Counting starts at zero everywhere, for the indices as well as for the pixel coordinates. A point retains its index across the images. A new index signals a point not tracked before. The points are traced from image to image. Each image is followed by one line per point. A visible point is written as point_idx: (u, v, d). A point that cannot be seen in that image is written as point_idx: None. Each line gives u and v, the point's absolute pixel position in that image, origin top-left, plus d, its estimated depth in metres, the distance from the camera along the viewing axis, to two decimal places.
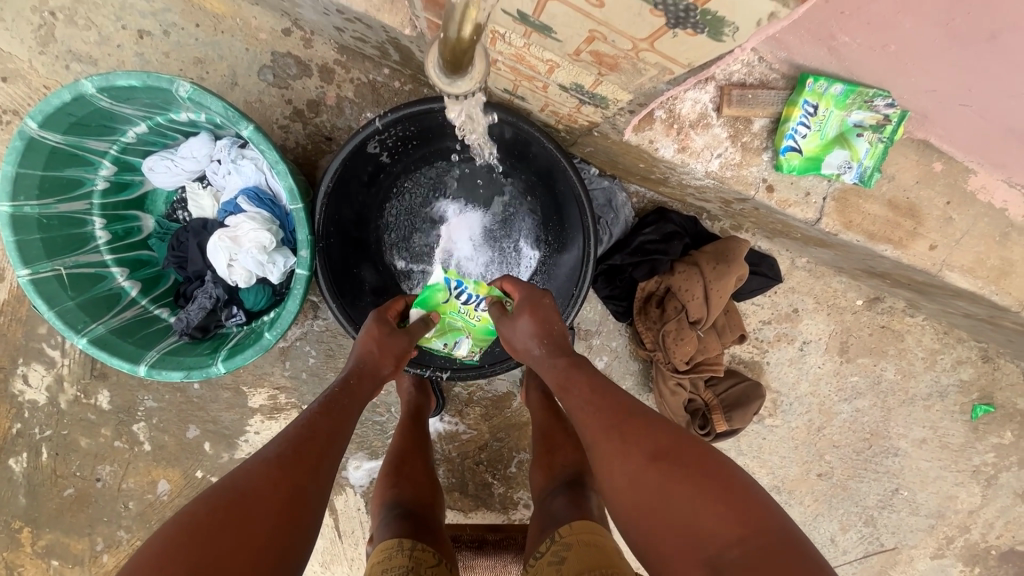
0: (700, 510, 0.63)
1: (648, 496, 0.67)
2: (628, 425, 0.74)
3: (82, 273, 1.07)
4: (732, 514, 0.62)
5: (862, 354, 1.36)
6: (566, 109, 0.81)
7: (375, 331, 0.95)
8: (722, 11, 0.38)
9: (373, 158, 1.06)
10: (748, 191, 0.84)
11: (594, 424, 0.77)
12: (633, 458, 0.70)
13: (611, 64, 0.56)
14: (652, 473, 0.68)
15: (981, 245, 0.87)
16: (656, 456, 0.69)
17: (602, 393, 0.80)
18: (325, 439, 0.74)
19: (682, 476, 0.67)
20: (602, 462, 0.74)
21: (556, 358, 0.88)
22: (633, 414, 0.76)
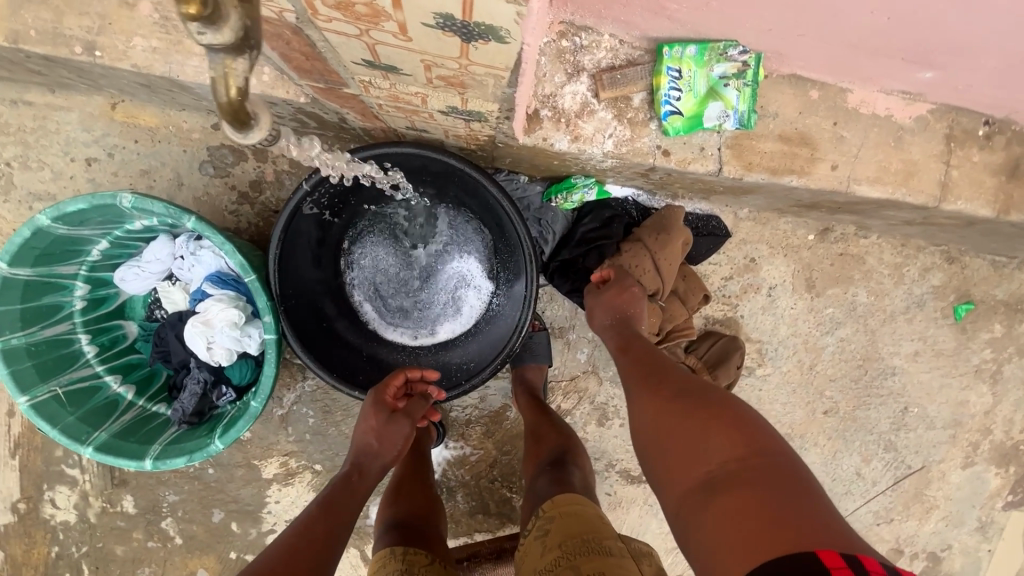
0: (711, 436, 0.81)
1: (673, 429, 0.86)
2: (668, 385, 0.95)
3: (77, 388, 1.15)
4: (736, 440, 0.79)
5: (830, 285, 1.39)
6: (462, 130, 0.88)
7: (372, 424, 1.06)
8: (489, 22, 0.44)
9: (314, 219, 1.13)
10: (648, 160, 0.90)
11: (641, 382, 0.99)
12: (668, 403, 0.90)
13: (461, 83, 0.63)
14: (679, 413, 0.87)
15: (879, 153, 0.92)
16: (688, 404, 0.88)
17: (652, 360, 1.02)
18: (324, 537, 0.83)
19: (703, 415, 0.85)
20: (642, 409, 0.95)
21: (614, 338, 1.12)
22: (670, 376, 0.97)
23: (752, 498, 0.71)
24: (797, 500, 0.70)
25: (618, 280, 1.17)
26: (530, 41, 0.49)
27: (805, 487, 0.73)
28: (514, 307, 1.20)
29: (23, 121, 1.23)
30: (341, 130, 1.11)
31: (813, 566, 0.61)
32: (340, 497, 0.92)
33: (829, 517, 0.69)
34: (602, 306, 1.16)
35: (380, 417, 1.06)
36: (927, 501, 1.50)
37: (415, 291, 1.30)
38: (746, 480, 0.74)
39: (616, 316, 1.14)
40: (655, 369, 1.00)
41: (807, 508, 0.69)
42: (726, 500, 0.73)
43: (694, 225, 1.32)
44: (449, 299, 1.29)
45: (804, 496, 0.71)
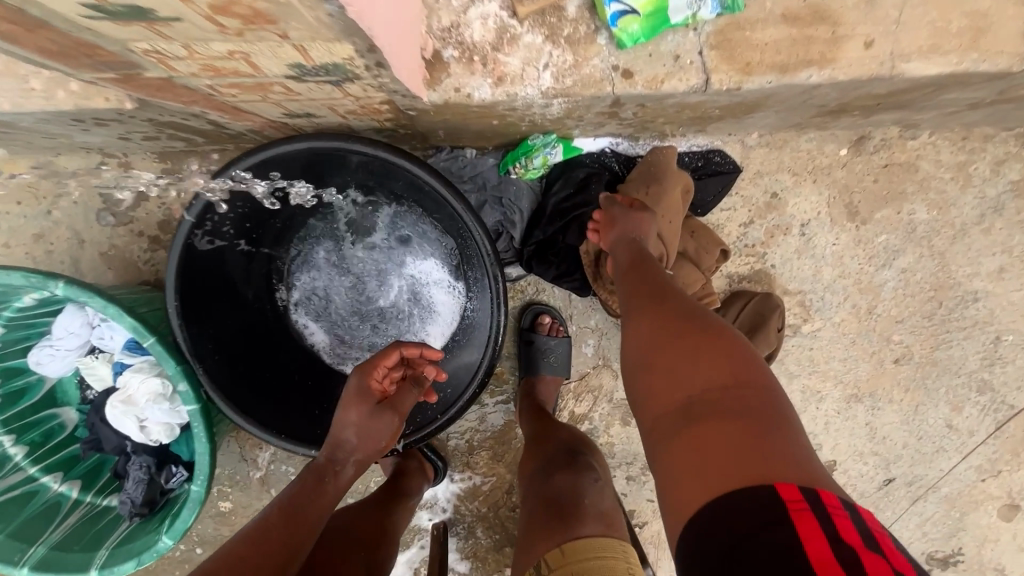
0: (698, 363, 0.64)
1: (661, 352, 0.68)
2: (669, 303, 0.74)
3: (8, 497, 0.99)
4: (728, 370, 0.62)
5: (878, 207, 1.11)
6: (349, 101, 0.66)
7: (358, 413, 0.86)
8: None
9: (220, 253, 0.91)
10: (604, 89, 0.67)
11: (635, 300, 0.78)
12: (667, 325, 0.70)
13: (262, 16, 0.40)
14: (674, 336, 0.68)
15: (929, 11, 0.65)
16: (688, 327, 0.68)
17: (650, 275, 0.81)
18: (285, 544, 0.71)
19: (706, 342, 0.65)
20: (632, 327, 0.75)
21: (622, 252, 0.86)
22: (667, 294, 0.76)
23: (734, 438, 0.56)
24: (784, 446, 0.55)
25: (638, 205, 0.90)
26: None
27: (794, 431, 0.58)
28: (486, 311, 0.96)
29: None
30: (232, 139, 0.90)
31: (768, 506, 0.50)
32: (305, 501, 0.78)
33: (812, 463, 0.56)
34: (620, 228, 0.88)
35: (363, 409, 0.86)
36: None
37: (371, 307, 1.09)
38: (729, 415, 0.58)
39: (636, 240, 0.87)
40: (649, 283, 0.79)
41: (790, 453, 0.55)
42: (702, 436, 0.59)
43: (692, 166, 1.06)
44: (412, 310, 1.08)
45: (794, 442, 0.57)
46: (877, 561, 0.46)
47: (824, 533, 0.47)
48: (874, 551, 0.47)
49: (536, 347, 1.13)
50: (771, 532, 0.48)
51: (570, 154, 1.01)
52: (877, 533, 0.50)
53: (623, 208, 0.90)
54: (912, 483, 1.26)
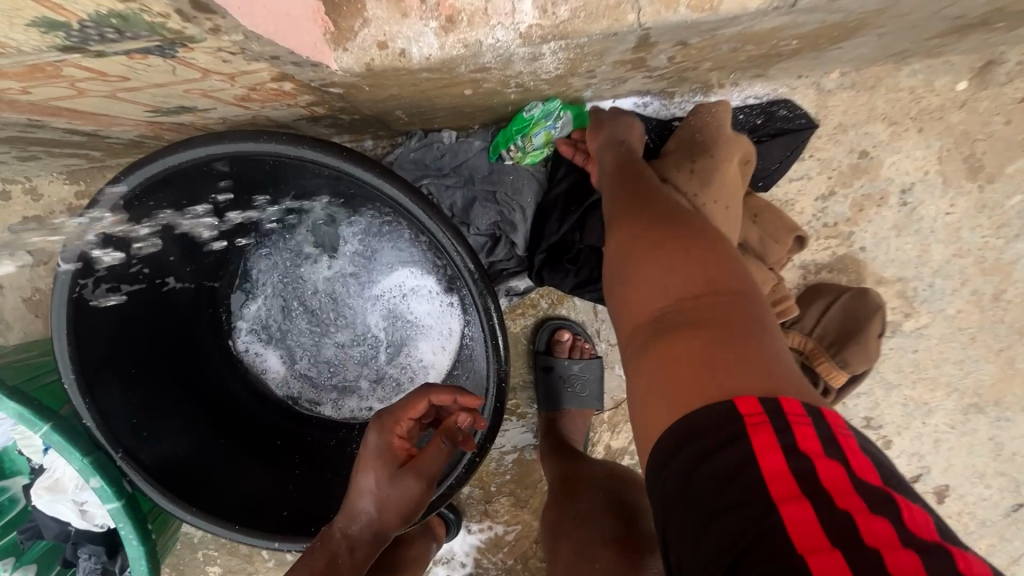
0: (663, 269, 0.47)
1: (617, 253, 0.52)
2: (632, 193, 0.56)
3: None
4: (691, 267, 0.46)
5: (1011, 158, 0.81)
6: (230, 83, 0.43)
7: (375, 483, 0.64)
8: None
9: (129, 300, 0.70)
10: (623, 21, 0.43)
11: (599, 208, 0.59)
12: (627, 221, 0.53)
13: None
14: (631, 233, 0.51)
15: None
16: (649, 218, 0.52)
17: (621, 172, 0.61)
18: None
19: (671, 236, 0.48)
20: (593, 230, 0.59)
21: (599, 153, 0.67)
22: (633, 189, 0.57)
23: (689, 350, 0.42)
24: (750, 350, 0.41)
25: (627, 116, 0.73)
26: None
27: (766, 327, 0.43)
28: (480, 345, 0.73)
29: None
30: (133, 147, 0.69)
31: (734, 434, 0.37)
32: None
33: (784, 359, 0.42)
34: (607, 125, 0.69)
35: (378, 474, 0.64)
36: None
37: (337, 336, 0.87)
38: (697, 326, 0.43)
39: (624, 136, 0.67)
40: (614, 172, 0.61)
41: (759, 358, 0.41)
42: (657, 353, 0.44)
43: (750, 125, 0.78)
44: (393, 340, 0.86)
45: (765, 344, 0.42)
46: (838, 475, 0.35)
47: (781, 449, 0.35)
48: (833, 461, 0.35)
49: (558, 376, 0.90)
50: (719, 460, 0.36)
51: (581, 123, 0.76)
52: (846, 435, 0.38)
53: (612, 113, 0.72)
54: None
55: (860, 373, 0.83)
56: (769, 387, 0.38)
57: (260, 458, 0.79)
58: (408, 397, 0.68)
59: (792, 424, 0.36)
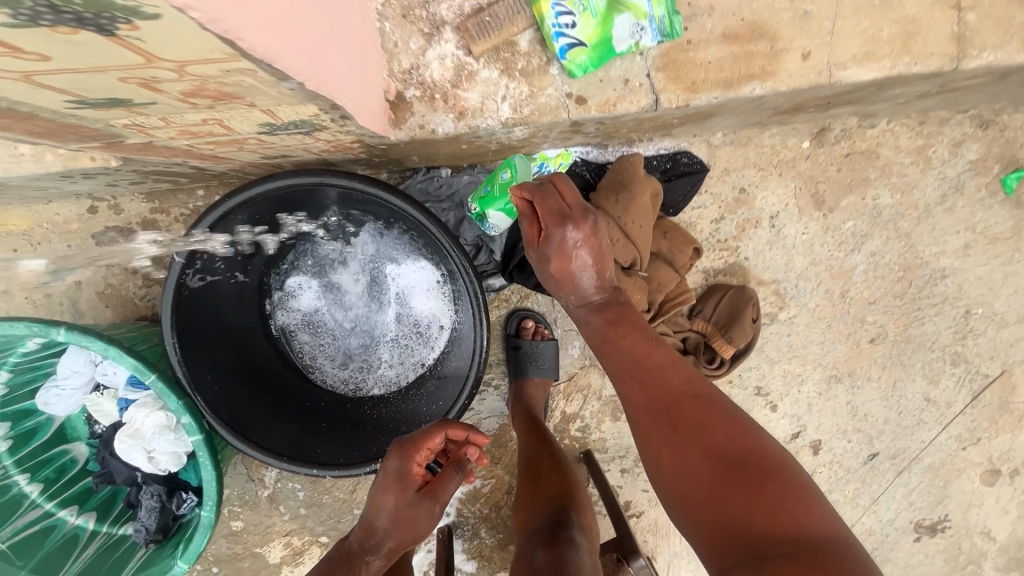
0: (751, 502, 0.59)
1: (691, 482, 0.64)
2: (681, 406, 0.70)
3: (27, 534, 1.04)
4: (776, 506, 0.58)
5: (843, 195, 1.15)
6: (321, 143, 0.69)
7: (397, 500, 0.91)
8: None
9: (210, 288, 0.95)
10: (561, 116, 0.73)
11: (659, 414, 0.70)
12: (689, 445, 0.66)
13: (222, 94, 0.44)
14: (700, 466, 0.64)
15: (861, 19, 0.70)
16: (711, 445, 0.65)
17: (673, 381, 0.73)
18: None
19: (735, 468, 0.62)
20: (647, 446, 0.71)
21: (592, 316, 0.83)
22: (694, 403, 0.70)
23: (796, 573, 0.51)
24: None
25: (550, 235, 0.79)
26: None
27: (852, 552, 0.55)
28: (467, 323, 0.99)
29: None
30: (216, 177, 0.94)
31: None
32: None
33: None
34: (561, 280, 0.83)
35: (403, 494, 0.91)
36: (1016, 409, 1.27)
37: (357, 325, 1.12)
38: (802, 559, 0.53)
39: (589, 282, 0.82)
40: (655, 377, 0.74)
41: None
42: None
43: (661, 168, 1.10)
44: (400, 323, 1.11)
45: (860, 569, 0.52)
46: None
47: None
48: None
49: (524, 352, 1.17)
50: None
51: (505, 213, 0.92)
52: None
53: (541, 249, 0.82)
54: (895, 455, 1.30)
55: (744, 349, 1.14)
56: None
57: (296, 417, 1.02)
58: (428, 430, 0.92)
59: None
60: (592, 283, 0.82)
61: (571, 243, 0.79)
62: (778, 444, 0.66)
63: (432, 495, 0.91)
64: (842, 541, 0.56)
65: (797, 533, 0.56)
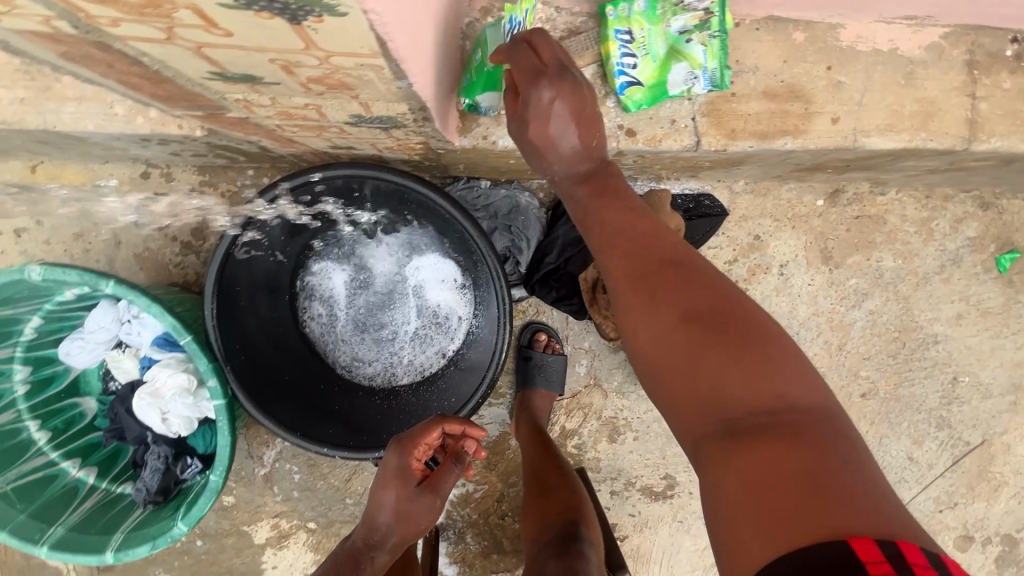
0: (732, 376, 0.57)
1: (670, 356, 0.61)
2: (662, 271, 0.64)
3: (29, 480, 1.05)
4: (759, 379, 0.56)
5: (850, 254, 1.23)
6: (390, 140, 0.76)
7: (397, 496, 0.94)
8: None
9: (251, 262, 0.99)
10: (611, 144, 0.80)
11: (636, 279, 0.65)
12: (672, 319, 0.61)
13: (340, 84, 0.50)
14: (679, 335, 0.60)
15: (887, 95, 0.78)
16: (692, 314, 0.61)
17: (652, 244, 0.66)
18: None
19: (721, 342, 0.58)
20: (622, 314, 0.66)
21: (575, 187, 0.72)
22: (674, 271, 0.64)
23: (776, 454, 0.52)
24: (832, 450, 0.52)
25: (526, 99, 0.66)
26: (378, 4, 0.33)
27: (833, 421, 0.55)
28: (488, 328, 1.04)
29: None
30: (273, 159, 1.00)
31: (836, 548, 0.45)
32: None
33: (865, 461, 0.53)
34: (542, 150, 0.70)
35: (404, 490, 0.94)
36: (993, 478, 1.33)
37: (379, 316, 1.16)
38: (783, 437, 0.53)
39: (575, 151, 0.70)
40: (639, 243, 0.66)
41: (843, 466, 0.51)
42: (746, 458, 0.53)
43: (685, 208, 1.17)
44: (421, 319, 1.15)
45: (838, 437, 0.53)
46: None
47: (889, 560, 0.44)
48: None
49: (533, 363, 1.22)
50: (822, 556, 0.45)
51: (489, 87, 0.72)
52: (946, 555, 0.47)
53: (519, 117, 0.69)
54: None
55: None
56: (860, 500, 0.48)
57: (312, 398, 1.06)
58: (426, 425, 0.95)
59: (904, 548, 0.45)
60: (577, 149, 0.70)
61: (547, 102, 0.66)
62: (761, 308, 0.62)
63: (432, 491, 0.94)
64: (819, 405, 0.57)
65: (777, 405, 0.55)
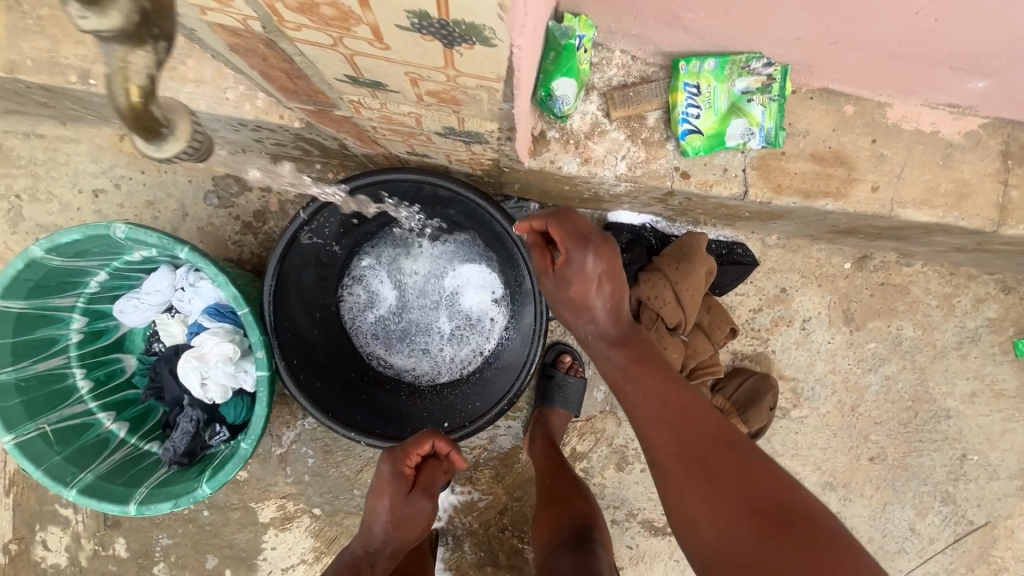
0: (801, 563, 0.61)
1: (734, 542, 0.66)
2: (716, 455, 0.72)
3: (67, 425, 1.10)
4: (828, 567, 0.60)
5: (871, 318, 1.27)
6: (465, 154, 0.83)
7: (390, 504, 0.96)
8: (477, 24, 0.38)
9: (313, 247, 1.06)
10: (665, 183, 0.87)
11: (692, 463, 0.73)
12: (724, 501, 0.68)
13: (452, 99, 0.57)
14: (740, 520, 0.66)
15: (925, 173, 0.85)
16: (750, 500, 0.67)
17: (703, 428, 0.75)
18: None
19: (776, 531, 0.64)
20: (680, 500, 0.72)
21: (612, 350, 0.86)
22: (728, 454, 0.72)
23: None
24: None
25: (571, 259, 0.83)
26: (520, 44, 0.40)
27: None
28: (521, 342, 1.10)
29: (35, 154, 1.23)
30: (344, 157, 1.08)
31: None
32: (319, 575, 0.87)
33: None
34: (579, 305, 0.85)
35: (397, 496, 0.96)
36: (994, 562, 1.33)
37: (415, 317, 1.22)
38: None
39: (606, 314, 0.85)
40: (690, 426, 0.76)
41: None
42: None
43: (719, 253, 1.23)
44: (455, 325, 1.21)
45: None
46: None
47: None
48: None
49: (555, 382, 1.26)
50: None
51: (566, 72, 0.75)
52: None
53: (561, 276, 0.86)
54: None
55: (754, 431, 1.23)
56: None
57: (343, 384, 1.12)
58: (416, 437, 0.98)
59: None
60: (608, 313, 0.85)
61: (590, 268, 0.82)
62: (809, 495, 0.69)
63: (424, 493, 0.98)
64: None
65: None
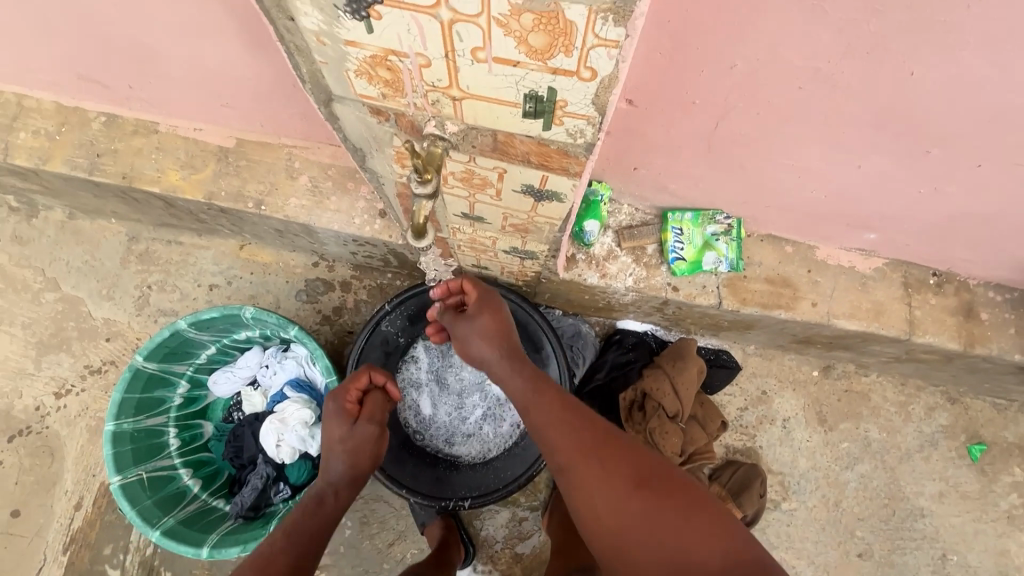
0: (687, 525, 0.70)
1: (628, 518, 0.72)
2: (606, 442, 0.78)
3: (157, 475, 1.28)
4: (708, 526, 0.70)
5: (841, 420, 1.50)
6: (517, 267, 1.16)
7: (339, 434, 0.97)
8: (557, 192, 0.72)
9: (387, 334, 1.35)
10: (660, 293, 1.19)
11: (588, 454, 0.77)
12: (618, 484, 0.74)
13: (525, 229, 0.90)
14: (631, 495, 0.73)
15: (850, 295, 1.17)
16: (638, 476, 0.75)
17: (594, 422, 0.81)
18: None
19: (662, 500, 0.72)
20: (581, 491, 0.76)
21: (512, 373, 0.89)
22: (616, 441, 0.79)
23: None
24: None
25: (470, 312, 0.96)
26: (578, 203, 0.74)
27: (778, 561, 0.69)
28: None
29: (171, 256, 1.58)
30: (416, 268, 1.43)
31: None
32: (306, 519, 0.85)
33: None
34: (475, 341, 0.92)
35: (344, 425, 0.97)
36: None
37: (455, 400, 1.44)
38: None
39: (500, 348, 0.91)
40: (583, 423, 0.80)
41: None
42: None
43: (708, 357, 1.48)
44: (488, 408, 1.43)
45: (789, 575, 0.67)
46: None
47: None
48: None
49: None
50: None
51: (591, 216, 1.10)
52: None
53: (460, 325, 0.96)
54: None
55: (751, 517, 1.39)
56: None
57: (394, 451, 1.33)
58: (354, 374, 1.05)
59: None
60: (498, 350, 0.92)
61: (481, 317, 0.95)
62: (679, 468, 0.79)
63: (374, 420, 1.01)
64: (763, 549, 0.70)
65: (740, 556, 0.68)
